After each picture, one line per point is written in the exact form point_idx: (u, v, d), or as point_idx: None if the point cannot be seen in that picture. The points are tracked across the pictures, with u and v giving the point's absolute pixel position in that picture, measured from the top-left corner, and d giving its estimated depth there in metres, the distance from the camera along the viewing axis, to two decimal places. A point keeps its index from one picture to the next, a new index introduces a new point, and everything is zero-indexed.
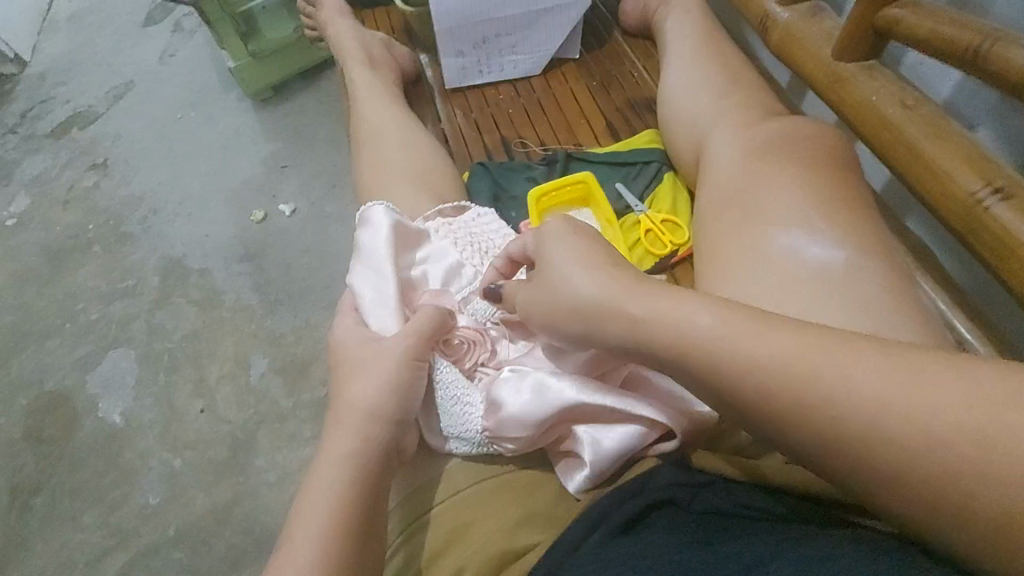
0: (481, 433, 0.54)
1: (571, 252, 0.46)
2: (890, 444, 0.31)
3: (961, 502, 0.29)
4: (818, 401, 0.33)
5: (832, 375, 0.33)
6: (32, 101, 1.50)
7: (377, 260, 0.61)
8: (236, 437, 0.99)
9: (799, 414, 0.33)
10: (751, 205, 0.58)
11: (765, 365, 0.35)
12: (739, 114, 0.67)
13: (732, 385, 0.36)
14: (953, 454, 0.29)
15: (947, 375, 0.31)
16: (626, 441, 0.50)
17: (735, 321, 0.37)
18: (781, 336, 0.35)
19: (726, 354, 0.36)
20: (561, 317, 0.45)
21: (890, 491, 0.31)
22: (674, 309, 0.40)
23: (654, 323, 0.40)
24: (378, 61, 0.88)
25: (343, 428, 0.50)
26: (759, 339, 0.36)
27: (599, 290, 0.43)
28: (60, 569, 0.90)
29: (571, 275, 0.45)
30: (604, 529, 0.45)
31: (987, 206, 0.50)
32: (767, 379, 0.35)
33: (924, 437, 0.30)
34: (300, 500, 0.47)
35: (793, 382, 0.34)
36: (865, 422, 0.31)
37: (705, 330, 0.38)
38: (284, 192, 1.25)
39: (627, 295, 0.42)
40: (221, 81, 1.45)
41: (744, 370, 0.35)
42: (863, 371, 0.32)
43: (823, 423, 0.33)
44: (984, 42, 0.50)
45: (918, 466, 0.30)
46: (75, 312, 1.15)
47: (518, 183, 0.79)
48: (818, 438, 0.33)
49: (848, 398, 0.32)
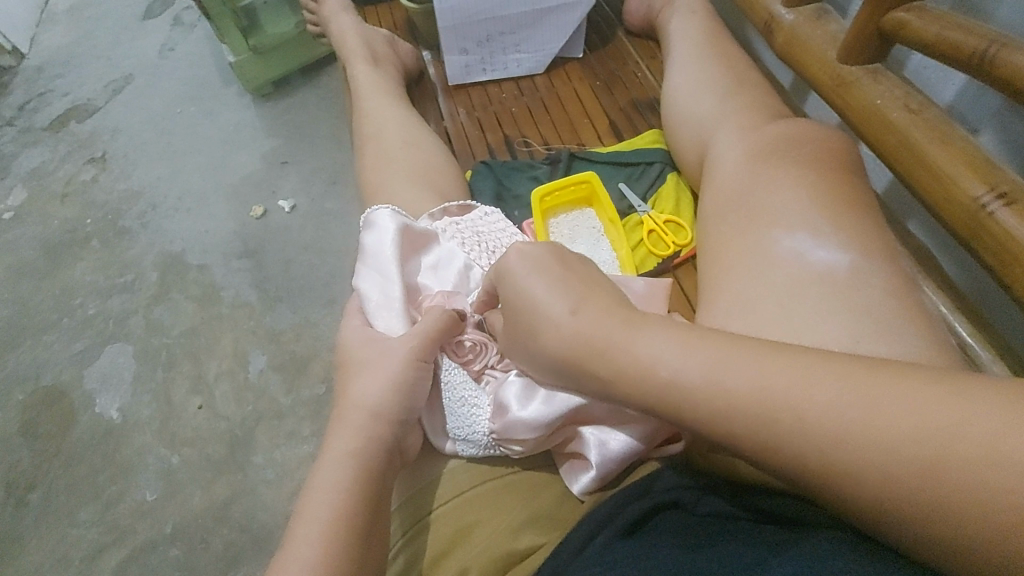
0: (488, 435, 0.54)
1: (547, 284, 0.46)
2: (862, 459, 0.32)
3: (933, 510, 0.30)
4: (789, 422, 0.34)
5: (800, 400, 0.34)
6: (29, 93, 1.49)
7: (383, 261, 0.61)
8: (234, 434, 0.98)
9: (773, 436, 0.34)
10: (755, 208, 0.58)
11: (736, 395, 0.36)
12: (745, 115, 0.67)
13: (707, 416, 0.37)
14: (920, 462, 0.30)
15: (908, 387, 0.32)
16: (633, 444, 0.50)
17: (705, 349, 0.39)
18: (743, 362, 0.37)
19: (698, 381, 0.38)
20: (537, 352, 0.47)
21: (866, 505, 0.32)
22: (645, 339, 0.41)
23: (621, 355, 0.41)
24: (382, 58, 0.88)
25: (347, 427, 0.50)
26: (727, 369, 0.37)
27: (573, 322, 0.44)
28: (56, 565, 0.90)
29: (544, 308, 0.46)
30: (613, 528, 0.45)
31: (990, 211, 0.50)
32: (739, 406, 0.36)
33: (892, 449, 0.31)
34: (303, 498, 0.47)
35: (762, 405, 0.35)
36: (836, 439, 0.32)
37: (675, 359, 0.39)
38: (285, 188, 1.24)
39: (602, 326, 0.43)
40: (222, 76, 1.44)
41: (716, 400, 0.37)
42: (828, 389, 0.34)
43: (796, 444, 0.34)
44: (991, 47, 0.50)
45: (890, 477, 0.31)
46: (72, 307, 1.14)
47: (522, 182, 0.79)
48: (794, 459, 0.34)
49: (816, 416, 0.33)
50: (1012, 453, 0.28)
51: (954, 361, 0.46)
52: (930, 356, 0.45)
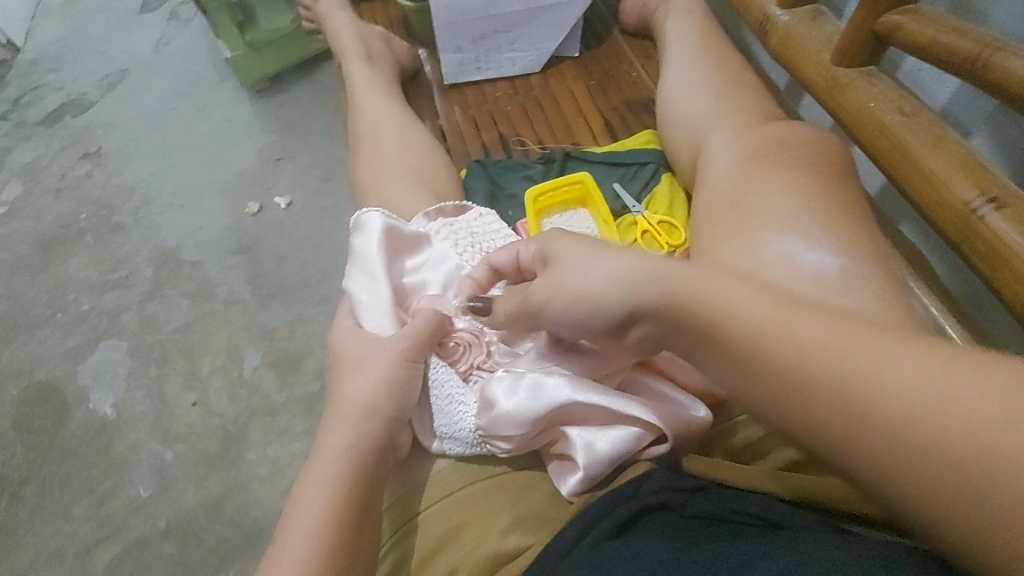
0: (474, 432, 0.54)
1: (588, 251, 0.44)
2: (922, 440, 0.28)
3: (982, 505, 0.27)
4: (848, 380, 0.31)
5: (868, 365, 0.31)
6: (23, 87, 1.48)
7: (370, 263, 0.61)
8: (227, 430, 0.98)
9: (828, 392, 0.32)
10: (746, 210, 0.58)
11: (802, 349, 0.33)
12: (737, 117, 0.67)
13: (765, 367, 0.34)
14: (989, 441, 0.27)
15: (988, 364, 0.29)
16: (619, 444, 0.50)
17: (769, 301, 0.36)
18: (818, 319, 0.34)
19: (757, 329, 0.35)
20: (579, 315, 0.43)
21: (908, 488, 0.29)
22: (707, 282, 0.38)
23: (682, 295, 0.38)
24: (377, 55, 0.87)
25: (341, 424, 0.50)
26: (800, 323, 0.34)
27: (626, 272, 0.41)
28: (49, 561, 0.90)
29: (590, 264, 0.43)
30: (598, 532, 0.45)
31: (981, 214, 0.50)
32: (802, 360, 0.33)
33: (958, 423, 0.28)
34: (296, 493, 0.47)
35: (823, 357, 0.32)
36: (896, 404, 0.30)
37: (738, 303, 0.37)
38: (279, 184, 1.24)
39: (663, 268, 0.40)
40: (217, 70, 1.44)
41: (780, 352, 0.34)
42: (899, 355, 0.31)
43: (851, 403, 0.31)
44: (985, 52, 0.50)
45: (950, 453, 0.28)
46: (66, 302, 1.14)
47: (516, 181, 0.79)
48: (844, 418, 0.31)
49: (879, 379, 0.30)
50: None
51: None
52: None
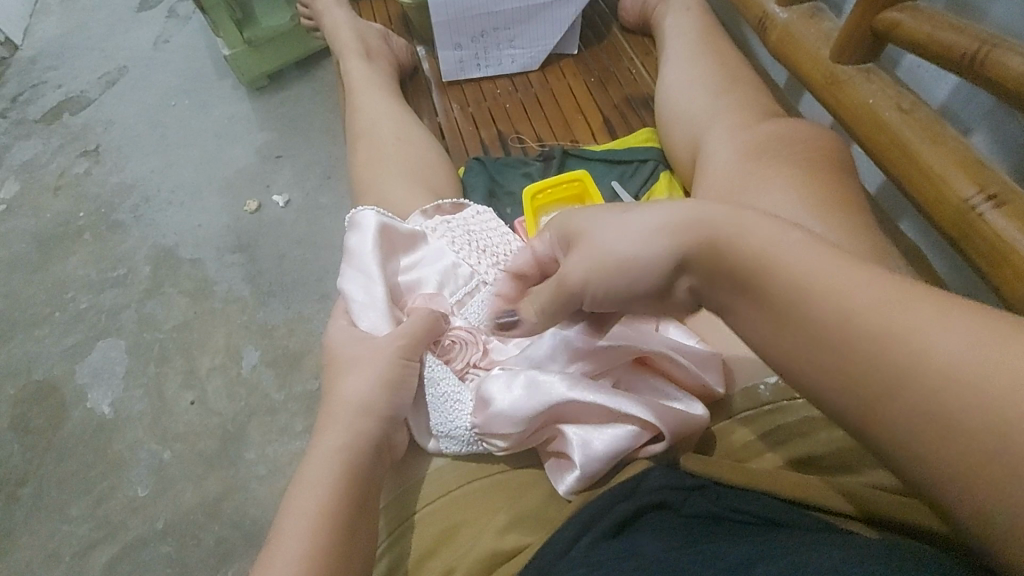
0: (471, 430, 0.54)
1: (616, 221, 0.39)
2: (970, 416, 0.25)
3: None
4: (889, 338, 0.28)
5: (913, 329, 0.28)
6: (22, 85, 1.48)
7: (365, 261, 0.61)
8: (226, 429, 0.98)
9: (870, 346, 0.28)
10: (746, 207, 0.58)
11: (842, 304, 0.30)
12: (736, 114, 0.67)
13: (799, 322, 0.31)
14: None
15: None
16: (616, 442, 0.50)
17: (815, 248, 0.32)
18: (867, 274, 0.30)
19: (795, 281, 0.32)
20: (636, 279, 0.37)
21: (945, 464, 0.26)
22: (749, 226, 0.34)
23: (723, 242, 0.35)
24: (375, 52, 0.87)
25: (336, 425, 0.50)
26: (838, 275, 0.31)
27: (667, 227, 0.37)
28: (49, 560, 0.90)
29: (626, 223, 0.38)
30: (597, 531, 0.45)
31: (980, 212, 0.50)
32: (844, 316, 0.30)
33: (1006, 396, 0.25)
34: (290, 493, 0.47)
35: (868, 312, 0.29)
36: (940, 369, 0.27)
37: (778, 247, 0.33)
38: (279, 183, 1.24)
39: (704, 214, 0.36)
40: (216, 68, 1.44)
41: (816, 307, 0.30)
42: (953, 316, 0.27)
43: (891, 364, 0.28)
44: (982, 49, 0.50)
45: (992, 427, 0.25)
46: (64, 301, 1.14)
47: (514, 179, 0.79)
48: (880, 380, 0.28)
49: (925, 341, 0.27)
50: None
51: None
52: None
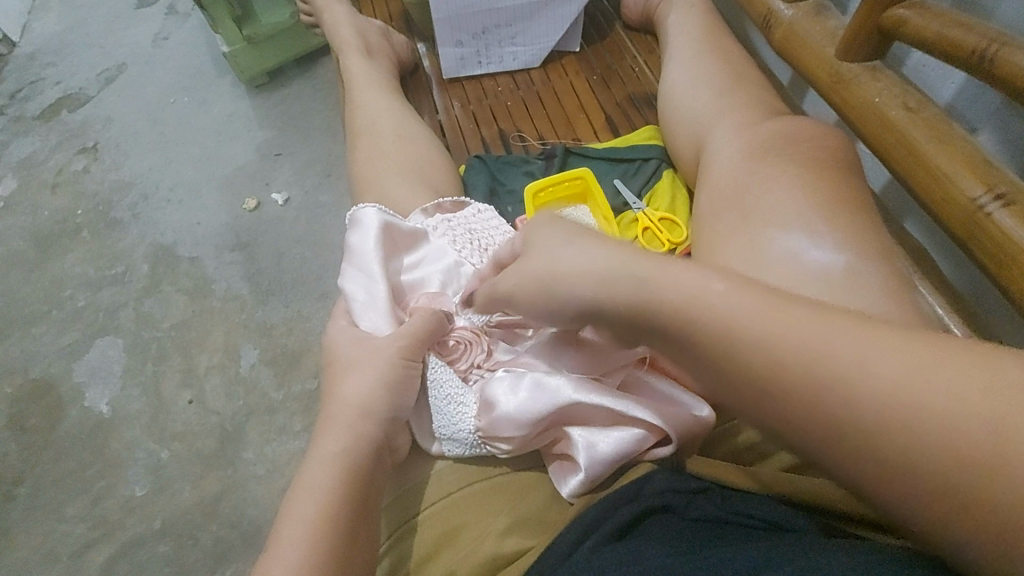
0: (474, 433, 0.53)
1: (564, 236, 0.43)
2: (917, 434, 0.27)
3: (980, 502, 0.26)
4: (827, 369, 0.29)
5: (847, 358, 0.29)
6: (20, 82, 1.47)
7: (366, 260, 0.60)
8: (225, 429, 0.98)
9: (809, 379, 0.30)
10: (751, 206, 0.57)
11: (777, 341, 0.31)
12: (741, 112, 0.66)
13: (740, 362, 0.32)
14: (979, 445, 0.26)
15: (979, 360, 0.27)
16: (621, 446, 0.49)
17: (743, 292, 0.34)
18: (792, 310, 0.32)
19: (730, 320, 0.33)
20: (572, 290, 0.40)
21: (902, 485, 0.27)
22: (677, 276, 0.36)
23: (659, 290, 0.36)
24: (375, 49, 0.86)
25: (336, 427, 0.49)
26: (768, 313, 0.32)
27: (599, 266, 0.39)
28: (44, 560, 0.89)
29: (565, 249, 0.41)
30: (598, 535, 0.45)
31: (988, 212, 0.49)
32: (780, 353, 0.31)
33: (946, 426, 0.27)
34: (290, 498, 0.46)
35: (802, 346, 0.30)
36: (882, 406, 0.28)
37: (706, 296, 0.34)
38: (278, 180, 1.23)
39: (630, 261, 0.38)
40: (215, 65, 1.43)
41: (754, 346, 0.32)
42: (881, 351, 0.29)
43: (836, 407, 0.29)
44: (991, 46, 0.49)
45: (937, 457, 0.27)
46: (62, 299, 1.13)
47: (516, 178, 0.78)
48: (824, 416, 0.29)
49: (861, 368, 0.29)
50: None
51: None
52: None
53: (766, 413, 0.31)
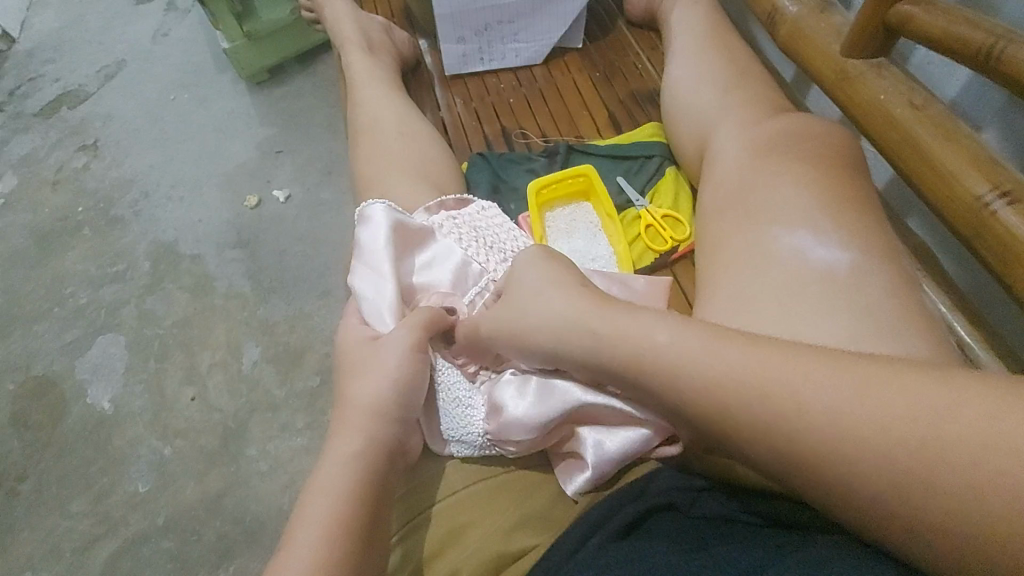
0: (483, 435, 0.54)
1: (542, 279, 0.49)
2: (849, 454, 0.32)
3: (904, 507, 0.30)
4: (770, 404, 0.35)
5: (785, 392, 0.35)
6: (20, 78, 1.47)
7: (377, 257, 0.61)
8: (227, 426, 0.98)
9: (756, 413, 0.36)
10: (754, 204, 0.57)
11: (727, 381, 0.37)
12: (746, 110, 0.66)
13: (701, 400, 0.38)
14: (905, 456, 0.30)
15: (900, 382, 0.33)
16: (630, 445, 0.49)
17: (702, 339, 0.40)
18: (739, 351, 0.38)
19: (688, 365, 0.39)
20: (542, 333, 0.47)
21: (842, 498, 0.33)
22: (645, 327, 0.43)
23: (629, 337, 0.43)
24: (378, 46, 0.86)
25: (348, 428, 0.49)
26: (719, 356, 0.38)
27: (568, 314, 0.46)
28: (48, 556, 0.90)
29: (540, 296, 0.48)
30: (605, 532, 0.45)
31: (993, 209, 0.49)
32: (730, 391, 0.37)
33: (877, 440, 0.31)
34: (303, 499, 0.46)
35: (747, 384, 0.36)
36: (818, 432, 0.33)
37: (669, 343, 0.41)
38: (279, 178, 1.23)
39: (595, 315, 0.45)
40: (215, 62, 1.42)
41: (709, 386, 0.38)
42: (819, 380, 0.34)
43: (787, 432, 0.34)
44: (998, 43, 0.49)
45: (874, 469, 0.31)
46: (63, 296, 1.13)
47: (518, 175, 0.78)
48: (773, 444, 0.35)
49: (798, 400, 0.34)
50: (987, 463, 0.28)
51: (953, 360, 0.45)
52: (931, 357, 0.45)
53: (734, 442, 0.37)
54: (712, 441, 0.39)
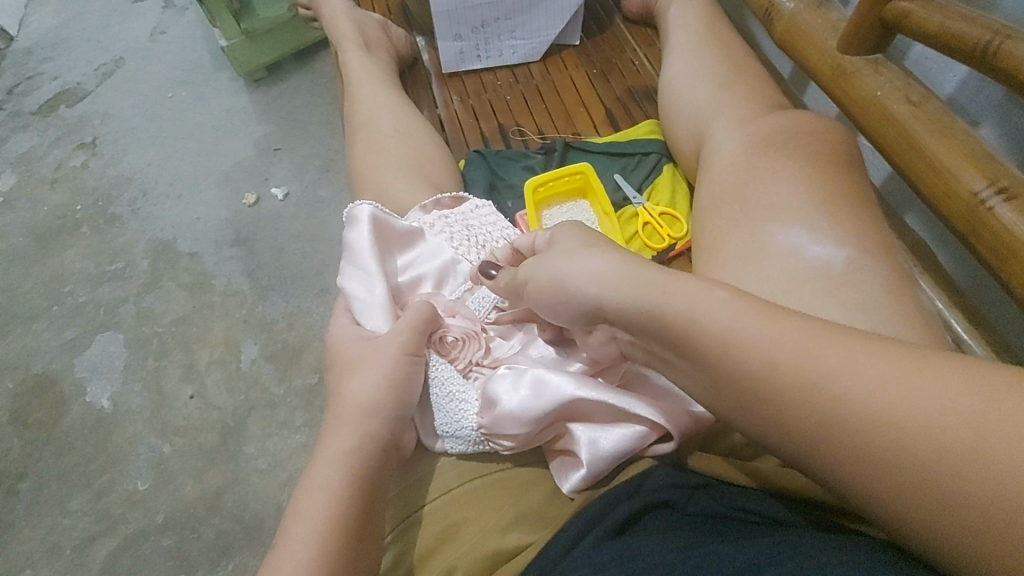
0: (477, 431, 0.54)
1: (582, 242, 0.47)
2: (891, 440, 0.29)
3: (947, 503, 0.27)
4: (810, 379, 0.32)
5: (830, 368, 0.32)
6: (18, 76, 1.46)
7: (362, 256, 0.60)
8: (226, 423, 0.98)
9: (794, 388, 0.32)
10: (752, 200, 0.57)
11: (767, 352, 0.34)
12: (741, 106, 0.66)
13: (733, 372, 0.35)
14: (950, 442, 0.28)
15: (951, 368, 0.30)
16: (623, 443, 0.49)
17: (741, 307, 0.36)
18: (783, 323, 0.35)
19: (725, 334, 0.36)
20: (582, 287, 0.44)
21: (876, 486, 0.29)
22: (684, 292, 0.39)
23: (668, 300, 0.39)
24: (374, 43, 0.86)
25: (343, 425, 0.49)
26: (761, 327, 0.35)
27: (610, 270, 0.43)
28: (48, 554, 0.90)
29: (581, 255, 0.46)
30: (599, 530, 0.45)
31: (989, 206, 0.49)
32: (767, 364, 0.34)
33: (921, 424, 0.28)
34: (298, 496, 0.46)
35: (788, 357, 0.33)
36: (860, 413, 0.30)
37: (706, 310, 0.37)
38: (278, 175, 1.23)
39: (642, 271, 0.42)
40: (213, 60, 1.42)
41: (746, 357, 0.35)
42: (863, 359, 0.32)
43: (821, 411, 0.31)
44: (994, 39, 0.48)
45: (913, 454, 0.28)
46: (62, 294, 1.13)
47: (516, 172, 0.78)
48: (808, 423, 0.32)
49: (841, 379, 0.31)
50: None
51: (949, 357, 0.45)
52: None
53: (761, 421, 0.34)
54: (734, 420, 0.36)
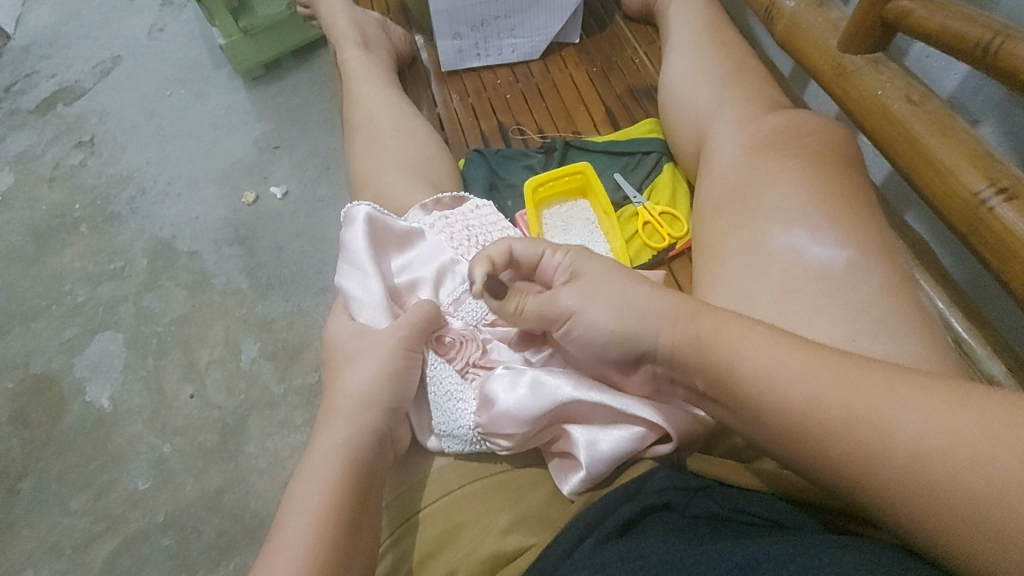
0: (474, 429, 0.53)
1: (605, 268, 0.47)
2: (937, 471, 0.31)
3: (996, 533, 0.29)
4: (856, 416, 0.34)
5: (873, 405, 0.34)
6: (15, 75, 1.46)
7: (356, 256, 0.60)
8: (226, 423, 0.98)
9: (839, 425, 0.34)
10: (754, 201, 0.57)
11: (812, 392, 0.36)
12: (742, 107, 0.66)
13: (779, 411, 0.37)
14: (997, 474, 0.30)
15: (989, 400, 0.32)
16: (622, 444, 0.49)
17: (780, 345, 0.38)
18: (822, 362, 0.37)
19: (770, 374, 0.37)
20: (627, 322, 0.44)
21: (924, 516, 0.31)
22: (723, 328, 0.41)
23: (708, 340, 0.41)
24: (373, 42, 0.85)
25: (338, 417, 0.50)
26: (803, 365, 0.37)
27: (653, 300, 0.44)
28: (49, 554, 0.90)
29: (615, 291, 0.45)
30: (600, 533, 0.45)
31: (990, 206, 0.49)
32: (812, 403, 0.36)
33: (966, 453, 0.31)
34: (293, 488, 0.47)
35: (832, 396, 0.35)
36: (904, 447, 0.32)
37: (749, 352, 0.39)
38: (277, 173, 1.23)
39: (682, 311, 0.42)
40: (212, 57, 1.42)
41: (790, 396, 0.36)
42: (903, 394, 0.34)
43: (867, 446, 0.33)
44: (996, 38, 0.48)
45: (963, 486, 0.30)
46: (62, 294, 1.13)
47: (515, 171, 0.78)
48: (853, 459, 0.34)
49: (886, 415, 0.33)
50: None
51: (949, 360, 0.45)
52: (927, 357, 0.45)
53: (806, 458, 0.36)
54: (777, 452, 0.37)
